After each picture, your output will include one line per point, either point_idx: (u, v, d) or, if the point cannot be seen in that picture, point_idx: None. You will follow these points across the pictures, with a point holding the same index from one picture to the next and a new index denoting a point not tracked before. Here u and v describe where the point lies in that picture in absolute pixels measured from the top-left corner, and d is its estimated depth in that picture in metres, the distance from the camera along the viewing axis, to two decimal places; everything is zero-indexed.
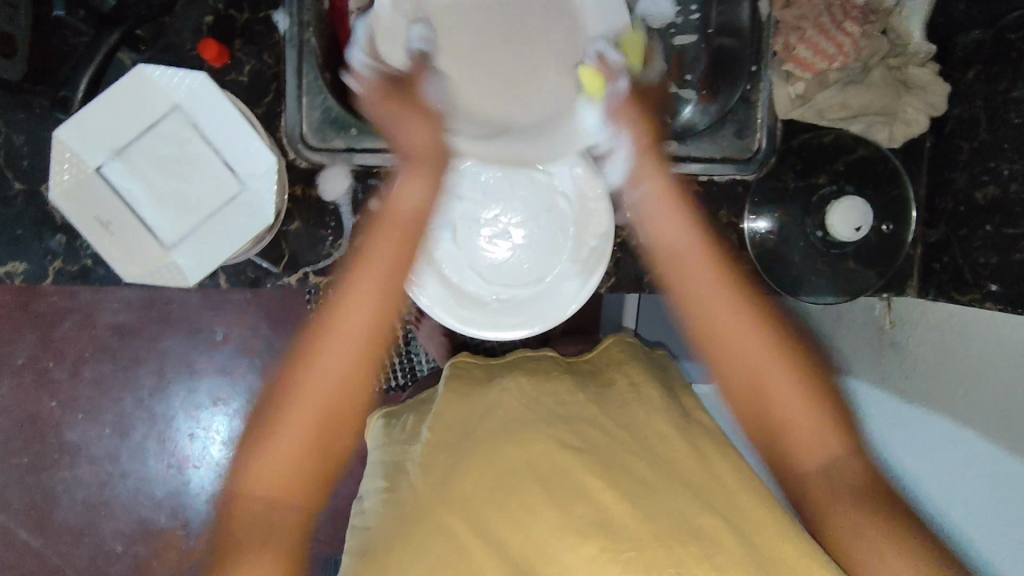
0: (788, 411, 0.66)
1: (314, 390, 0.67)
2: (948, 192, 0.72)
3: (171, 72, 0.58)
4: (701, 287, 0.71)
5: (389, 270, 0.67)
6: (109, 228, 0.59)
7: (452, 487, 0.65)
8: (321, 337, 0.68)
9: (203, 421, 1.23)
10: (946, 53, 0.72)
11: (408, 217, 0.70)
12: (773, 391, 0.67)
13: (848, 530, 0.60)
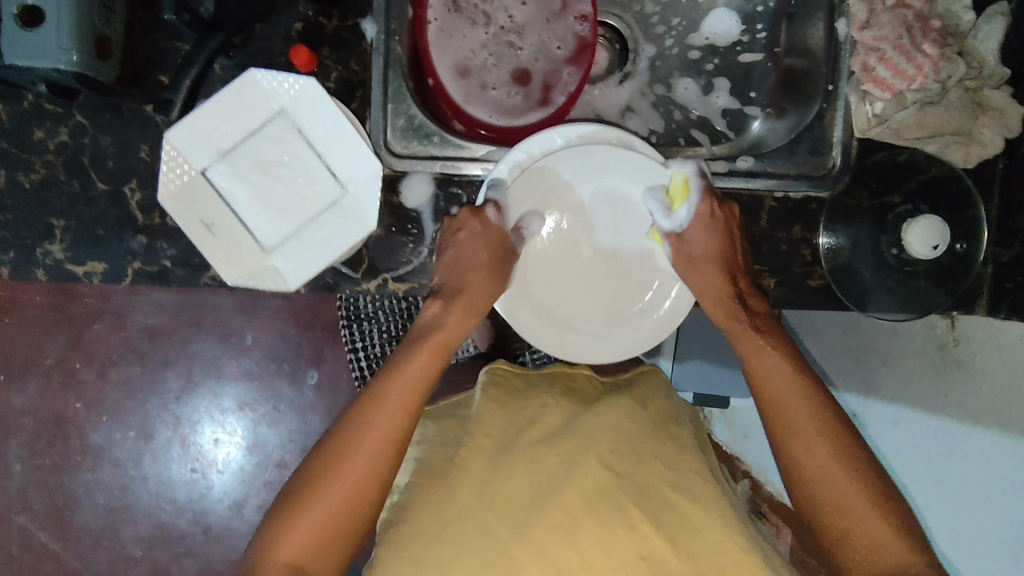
0: (840, 496, 0.61)
1: (350, 479, 0.60)
2: (1022, 212, 0.73)
3: (278, 76, 0.59)
4: (791, 414, 0.64)
5: (416, 382, 0.65)
6: (212, 230, 0.59)
7: (493, 497, 0.65)
8: (370, 418, 0.62)
9: (226, 424, 1.21)
10: (1020, 79, 0.73)
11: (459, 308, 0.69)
12: (813, 462, 0.62)
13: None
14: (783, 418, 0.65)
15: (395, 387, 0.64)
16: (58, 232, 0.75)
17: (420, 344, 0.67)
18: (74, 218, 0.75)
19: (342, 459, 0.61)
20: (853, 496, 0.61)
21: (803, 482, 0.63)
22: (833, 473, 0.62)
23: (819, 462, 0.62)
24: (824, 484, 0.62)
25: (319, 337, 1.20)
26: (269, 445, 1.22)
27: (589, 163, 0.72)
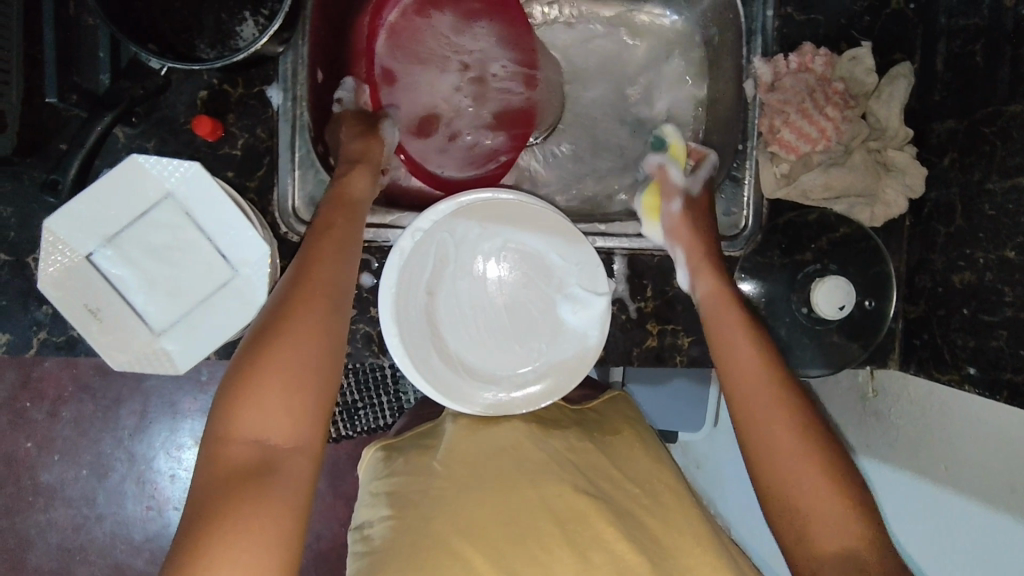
0: (812, 505, 0.53)
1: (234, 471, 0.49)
2: (926, 272, 0.74)
3: (163, 160, 0.59)
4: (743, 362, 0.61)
5: (335, 251, 0.59)
6: (98, 316, 0.59)
7: (462, 523, 0.62)
8: (256, 404, 0.51)
9: (184, 459, 1.19)
10: (922, 137, 0.74)
11: (338, 281, 0.58)
12: (767, 431, 0.57)
13: None
14: (751, 418, 0.58)
15: (279, 365, 0.52)
16: None
17: (296, 318, 0.54)
18: None
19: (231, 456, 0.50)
20: (833, 508, 0.52)
21: (757, 465, 0.56)
22: (803, 483, 0.54)
23: (784, 473, 0.55)
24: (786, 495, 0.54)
25: None
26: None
27: (485, 233, 0.72)
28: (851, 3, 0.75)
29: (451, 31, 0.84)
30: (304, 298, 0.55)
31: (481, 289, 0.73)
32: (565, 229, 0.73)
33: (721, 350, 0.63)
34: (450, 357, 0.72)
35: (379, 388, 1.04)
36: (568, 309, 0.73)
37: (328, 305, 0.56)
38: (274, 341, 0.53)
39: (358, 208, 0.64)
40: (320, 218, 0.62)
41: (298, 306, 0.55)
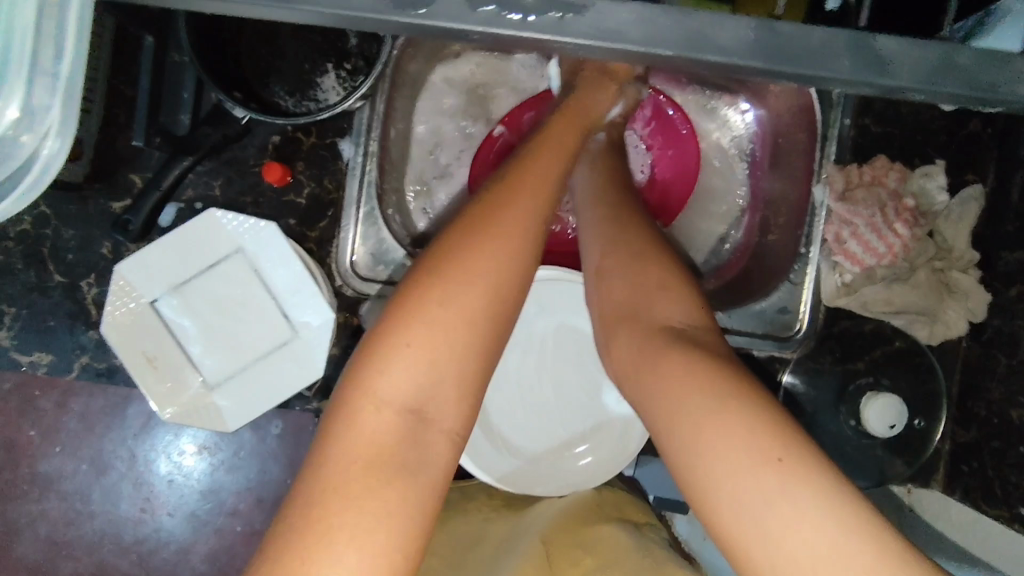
0: (651, 287, 0.58)
1: (376, 442, 0.45)
2: (981, 398, 0.72)
3: (239, 218, 0.58)
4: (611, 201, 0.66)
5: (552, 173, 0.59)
6: (154, 364, 0.58)
7: None
8: (408, 363, 0.47)
9: (182, 464, 1.11)
10: (988, 263, 0.74)
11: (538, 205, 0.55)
12: (624, 263, 0.60)
13: (700, 416, 0.47)
14: (596, 217, 0.65)
15: (447, 304, 0.48)
16: (6, 318, 0.72)
17: (475, 253, 0.50)
18: (24, 306, 0.72)
19: (372, 424, 0.46)
20: (669, 288, 0.57)
21: (615, 292, 0.59)
22: (641, 263, 0.59)
23: (625, 268, 0.60)
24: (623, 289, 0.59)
25: None
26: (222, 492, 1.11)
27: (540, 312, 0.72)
28: (928, 120, 0.75)
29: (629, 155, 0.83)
30: (482, 236, 0.51)
31: (527, 364, 0.72)
32: None
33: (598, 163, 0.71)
34: (494, 433, 0.71)
35: None
36: (612, 397, 0.73)
37: (520, 237, 0.53)
38: (432, 283, 0.49)
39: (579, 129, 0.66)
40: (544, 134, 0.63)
41: (477, 248, 0.51)
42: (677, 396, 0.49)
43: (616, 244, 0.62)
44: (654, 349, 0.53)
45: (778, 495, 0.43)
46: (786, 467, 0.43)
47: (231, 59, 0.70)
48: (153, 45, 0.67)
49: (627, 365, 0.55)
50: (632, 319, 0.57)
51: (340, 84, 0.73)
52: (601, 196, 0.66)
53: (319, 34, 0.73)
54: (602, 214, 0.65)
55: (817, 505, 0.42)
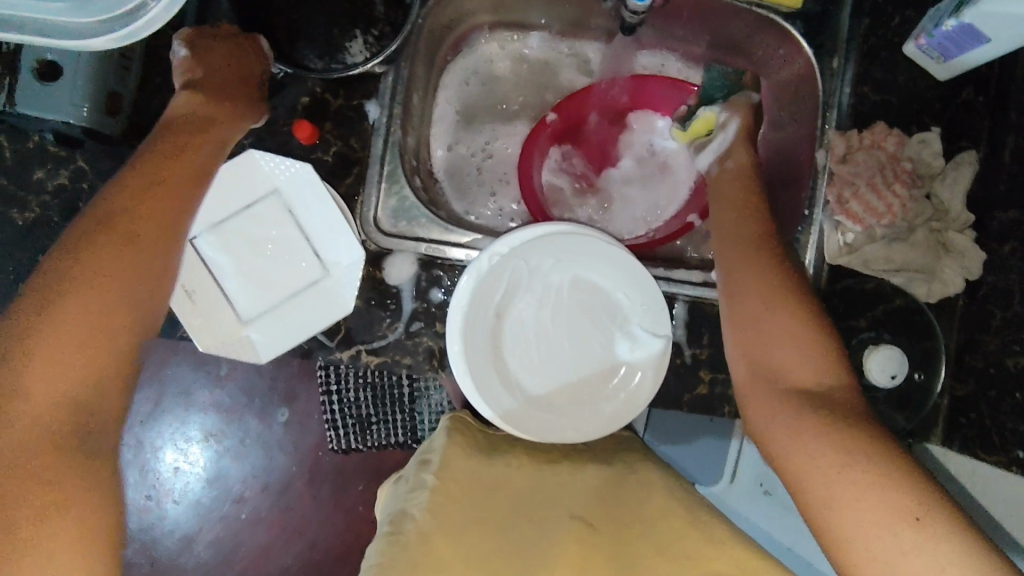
0: (789, 344, 0.62)
1: (89, 324, 0.53)
2: (977, 352, 0.76)
3: (277, 159, 0.62)
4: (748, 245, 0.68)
5: (771, 262, 0.66)
6: (191, 297, 0.61)
7: (470, 546, 0.70)
8: (87, 290, 0.53)
9: (189, 452, 1.22)
10: (982, 224, 0.77)
11: (762, 297, 0.65)
12: (765, 318, 0.64)
13: (830, 474, 0.56)
14: (734, 262, 0.68)
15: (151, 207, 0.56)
16: None
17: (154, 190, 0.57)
18: None
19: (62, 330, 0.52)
20: (807, 347, 0.62)
21: (755, 347, 0.64)
22: (778, 317, 0.63)
23: (762, 324, 0.64)
24: (772, 346, 0.63)
25: (298, 378, 1.22)
26: (229, 479, 1.23)
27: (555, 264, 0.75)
28: (924, 90, 0.79)
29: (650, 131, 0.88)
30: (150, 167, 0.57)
31: (544, 317, 0.76)
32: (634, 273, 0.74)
33: (726, 192, 0.74)
34: (511, 382, 0.74)
35: (395, 405, 1.17)
36: (624, 347, 0.75)
37: (786, 330, 0.63)
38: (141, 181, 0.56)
39: (752, 183, 0.73)
40: (733, 209, 0.72)
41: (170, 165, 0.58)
42: (812, 458, 0.57)
43: (755, 297, 0.65)
44: (802, 414, 0.59)
45: (914, 550, 0.52)
46: (921, 523, 0.52)
47: (271, 23, 0.75)
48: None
49: (767, 420, 0.62)
50: (766, 376, 0.63)
51: (366, 48, 0.77)
52: (734, 234, 0.70)
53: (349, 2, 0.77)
54: (739, 263, 0.68)
55: (950, 560, 0.51)
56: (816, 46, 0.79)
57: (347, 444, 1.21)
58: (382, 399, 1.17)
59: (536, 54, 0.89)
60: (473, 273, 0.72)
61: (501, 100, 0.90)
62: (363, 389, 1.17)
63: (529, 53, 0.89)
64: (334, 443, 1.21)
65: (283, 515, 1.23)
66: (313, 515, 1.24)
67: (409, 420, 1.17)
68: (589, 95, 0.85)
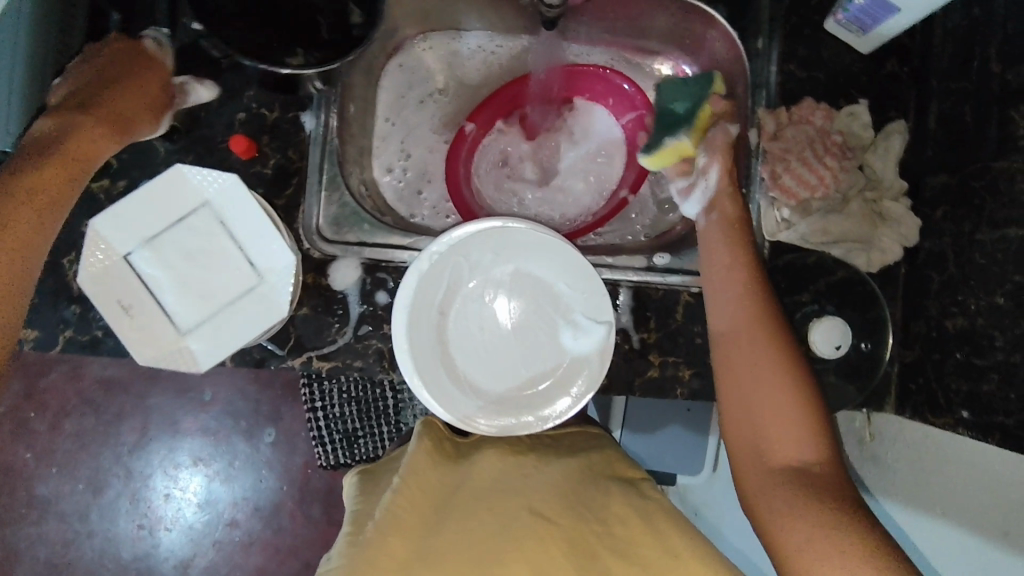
0: (776, 419, 0.64)
1: None
2: (921, 317, 0.77)
3: (204, 172, 0.63)
4: (740, 312, 0.68)
5: (761, 332, 0.67)
6: (129, 312, 0.62)
7: (427, 546, 0.70)
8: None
9: (179, 479, 1.23)
10: (916, 190, 0.79)
11: (755, 369, 0.65)
12: (753, 389, 0.65)
13: (808, 551, 0.57)
14: (724, 328, 0.69)
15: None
16: None
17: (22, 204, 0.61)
18: None
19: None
20: (792, 423, 0.63)
21: (746, 419, 0.65)
22: (768, 391, 0.64)
23: (751, 397, 0.65)
24: (750, 406, 0.65)
25: (277, 395, 1.23)
26: (220, 503, 1.23)
27: (496, 258, 0.77)
28: (849, 63, 0.80)
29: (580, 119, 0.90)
30: (13, 214, 0.60)
31: (490, 313, 0.77)
32: (575, 261, 0.75)
33: (716, 245, 0.72)
34: (458, 377, 0.75)
35: (380, 417, 1.18)
36: (570, 336, 0.76)
37: (774, 405, 0.64)
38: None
39: (745, 236, 0.72)
40: (720, 268, 0.71)
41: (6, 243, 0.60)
42: (790, 533, 0.59)
43: (743, 370, 0.66)
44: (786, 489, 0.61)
45: None
46: None
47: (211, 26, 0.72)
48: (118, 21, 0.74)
49: (755, 489, 0.63)
50: (755, 448, 0.64)
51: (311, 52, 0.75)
52: (724, 296, 0.70)
53: None
54: (727, 332, 0.68)
55: None
56: (740, 29, 0.81)
57: (336, 460, 1.21)
58: (367, 412, 1.19)
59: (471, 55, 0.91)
60: (413, 274, 0.73)
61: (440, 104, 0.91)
62: (347, 405, 1.19)
63: (465, 54, 0.91)
64: (322, 460, 1.22)
65: (273, 538, 1.23)
66: (302, 536, 1.23)
67: (395, 430, 1.18)
68: (523, 88, 0.86)
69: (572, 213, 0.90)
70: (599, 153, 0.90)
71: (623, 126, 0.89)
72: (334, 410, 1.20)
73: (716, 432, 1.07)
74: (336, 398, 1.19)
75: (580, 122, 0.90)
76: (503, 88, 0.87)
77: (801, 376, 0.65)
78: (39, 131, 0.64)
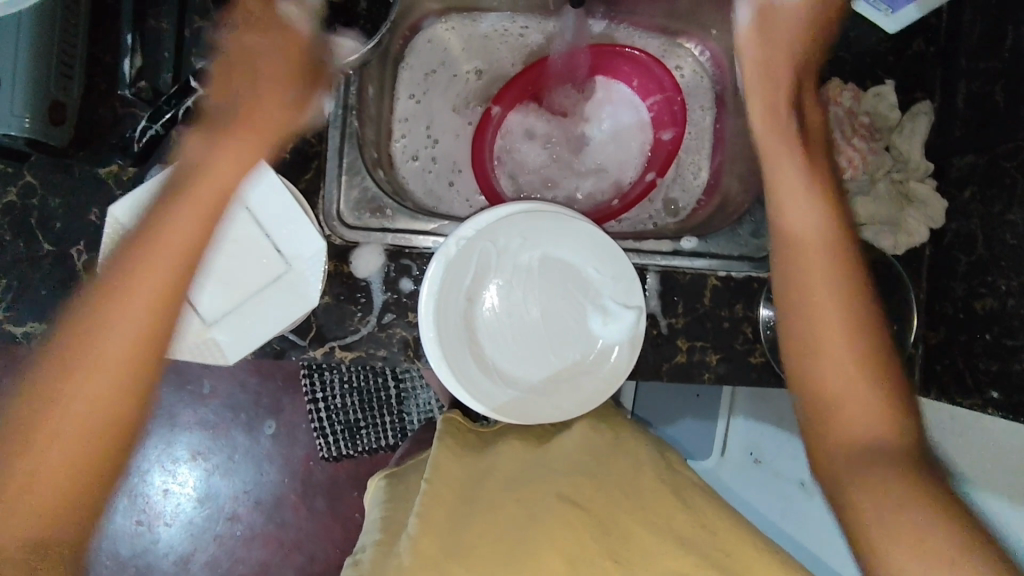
0: (857, 416, 0.63)
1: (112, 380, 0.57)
2: (947, 299, 0.77)
3: (228, 155, 0.61)
4: (826, 327, 0.64)
5: (846, 337, 0.64)
6: (152, 303, 0.60)
7: (456, 540, 0.68)
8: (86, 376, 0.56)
9: (178, 474, 1.20)
10: (942, 171, 0.78)
11: (829, 381, 0.64)
12: (846, 392, 0.63)
13: (880, 536, 0.58)
14: (798, 327, 0.65)
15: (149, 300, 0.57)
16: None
17: (132, 294, 0.57)
18: (15, 278, 0.73)
19: (61, 432, 0.55)
20: (862, 418, 0.63)
21: (842, 430, 0.63)
22: (846, 399, 0.63)
23: (825, 384, 0.64)
24: (853, 423, 0.63)
25: (279, 386, 1.21)
26: (219, 498, 1.21)
27: (523, 243, 0.75)
28: (874, 44, 0.79)
29: (599, 101, 0.89)
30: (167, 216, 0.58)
31: (518, 299, 0.75)
32: (603, 245, 0.74)
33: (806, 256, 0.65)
34: (486, 365, 0.73)
35: (383, 407, 1.19)
36: (600, 321, 0.75)
37: (866, 398, 0.63)
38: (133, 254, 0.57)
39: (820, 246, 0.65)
40: (784, 289, 0.66)
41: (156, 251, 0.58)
42: (869, 512, 0.59)
43: (828, 381, 0.64)
44: (848, 480, 0.62)
45: None
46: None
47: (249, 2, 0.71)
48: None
49: (833, 488, 0.63)
50: (847, 456, 0.63)
51: (356, 42, 0.76)
52: (808, 303, 0.65)
53: None
54: (811, 335, 0.64)
55: None
56: None
57: (338, 452, 1.19)
58: (371, 403, 1.19)
59: (489, 37, 0.89)
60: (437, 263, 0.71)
61: (458, 86, 0.89)
62: (350, 395, 1.18)
63: (483, 36, 0.89)
64: (325, 451, 1.19)
65: (278, 532, 1.21)
66: (308, 529, 1.21)
67: (399, 420, 1.18)
68: (545, 67, 0.84)
69: (595, 196, 0.89)
70: (621, 134, 0.89)
71: (648, 109, 0.88)
72: (337, 400, 1.18)
73: (726, 412, 1.07)
74: (339, 387, 1.18)
75: (600, 104, 0.89)
76: (524, 70, 0.84)
77: (888, 384, 0.63)
78: (190, 159, 0.60)
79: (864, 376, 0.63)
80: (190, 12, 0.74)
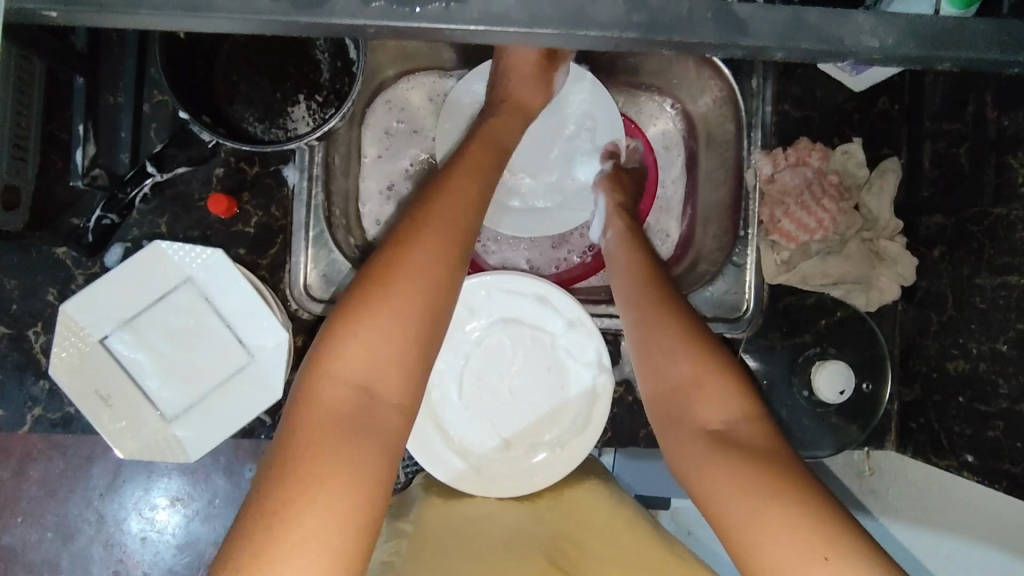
0: (696, 391, 0.57)
1: (338, 404, 0.47)
2: (920, 357, 0.77)
3: (184, 246, 0.59)
4: (640, 298, 0.65)
5: (661, 310, 0.63)
6: (109, 400, 0.58)
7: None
8: (356, 349, 0.48)
9: (156, 520, 1.11)
10: (911, 229, 0.78)
11: (680, 376, 0.58)
12: (677, 367, 0.58)
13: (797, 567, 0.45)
14: (640, 322, 0.64)
15: (388, 316, 0.49)
16: None
17: (404, 270, 0.51)
18: None
19: (324, 399, 0.47)
20: (712, 389, 0.56)
21: (681, 435, 0.56)
22: (681, 371, 0.58)
23: (680, 376, 0.58)
24: (684, 387, 0.58)
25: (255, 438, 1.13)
26: (201, 543, 1.11)
27: (486, 303, 0.74)
28: (841, 102, 0.80)
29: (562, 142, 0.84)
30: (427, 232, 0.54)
31: (483, 362, 0.74)
32: (552, 302, 0.73)
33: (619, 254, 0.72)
34: (450, 434, 0.72)
35: None
36: (574, 388, 0.74)
37: (696, 369, 0.58)
38: (381, 285, 0.50)
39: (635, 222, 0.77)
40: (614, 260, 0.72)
41: (395, 278, 0.51)
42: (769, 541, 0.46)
43: (656, 348, 0.61)
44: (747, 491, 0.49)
45: None
46: None
47: (199, 80, 0.69)
48: (85, 87, 0.67)
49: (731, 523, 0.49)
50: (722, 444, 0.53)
51: (310, 115, 0.73)
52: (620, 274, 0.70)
53: (257, 57, 0.73)
54: (639, 315, 0.64)
55: None
56: (734, 68, 0.78)
57: None
58: None
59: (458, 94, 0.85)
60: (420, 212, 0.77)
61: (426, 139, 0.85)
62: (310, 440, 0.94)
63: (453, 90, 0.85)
64: None
65: None
66: None
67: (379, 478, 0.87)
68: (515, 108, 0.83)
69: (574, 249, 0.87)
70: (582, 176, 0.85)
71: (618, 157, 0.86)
72: None
73: None
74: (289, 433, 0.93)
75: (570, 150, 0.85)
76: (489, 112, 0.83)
77: (714, 348, 0.59)
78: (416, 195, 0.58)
79: (705, 352, 0.58)
80: (149, 85, 0.72)
